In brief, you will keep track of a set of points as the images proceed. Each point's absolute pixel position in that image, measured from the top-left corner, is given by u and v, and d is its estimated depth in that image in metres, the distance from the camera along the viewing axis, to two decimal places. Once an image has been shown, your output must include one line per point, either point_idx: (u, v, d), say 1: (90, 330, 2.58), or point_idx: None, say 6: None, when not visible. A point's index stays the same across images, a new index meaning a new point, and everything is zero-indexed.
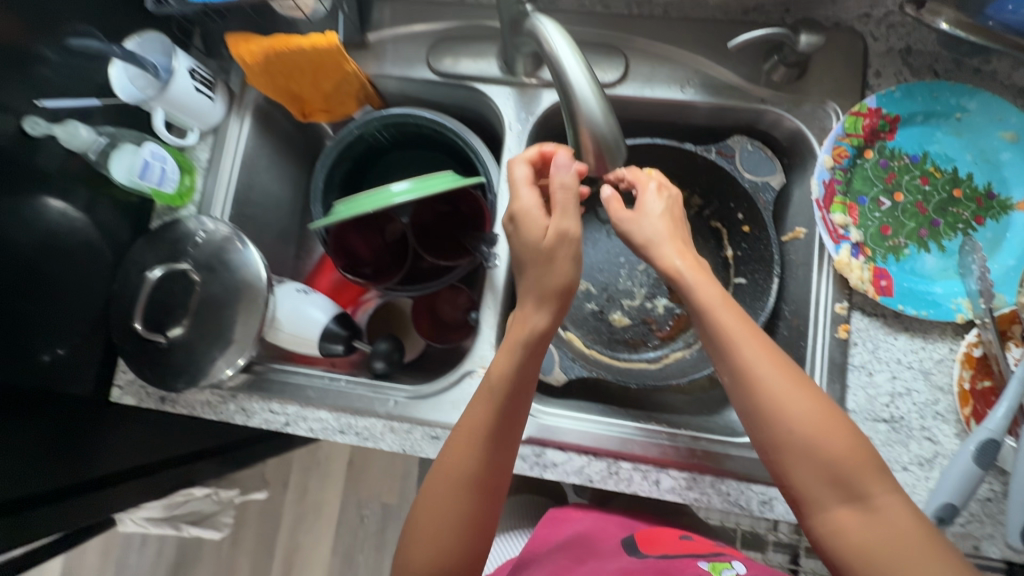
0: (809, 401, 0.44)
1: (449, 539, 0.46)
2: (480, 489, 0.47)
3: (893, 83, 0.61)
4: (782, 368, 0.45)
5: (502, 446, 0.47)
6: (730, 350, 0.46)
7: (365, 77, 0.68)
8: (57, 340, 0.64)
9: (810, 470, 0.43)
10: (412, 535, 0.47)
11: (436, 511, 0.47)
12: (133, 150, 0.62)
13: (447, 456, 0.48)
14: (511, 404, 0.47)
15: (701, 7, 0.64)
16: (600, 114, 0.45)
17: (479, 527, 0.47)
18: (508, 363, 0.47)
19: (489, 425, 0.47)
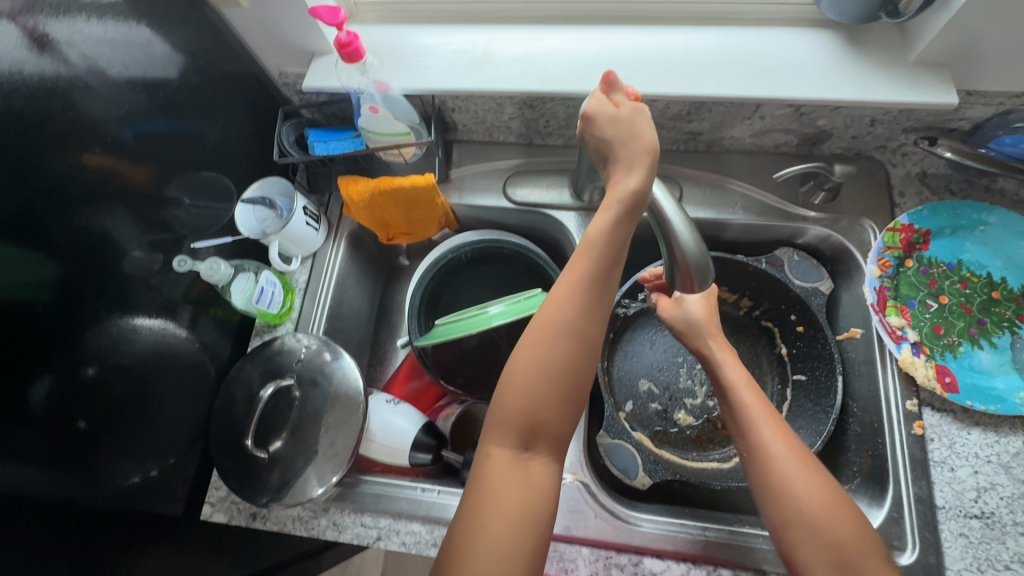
0: (815, 487, 0.46)
1: (538, 396, 0.48)
2: (574, 339, 0.49)
3: (916, 201, 0.70)
4: (794, 450, 0.48)
5: (594, 312, 0.50)
6: (749, 427, 0.50)
7: (448, 206, 0.77)
8: (151, 461, 0.66)
9: (810, 551, 0.44)
10: (508, 382, 0.49)
11: (531, 361, 0.48)
12: (251, 277, 0.69)
13: (544, 308, 0.50)
14: (604, 255, 0.50)
15: (738, 143, 0.75)
16: (693, 243, 0.51)
17: (567, 387, 0.48)
18: (606, 218, 0.50)
19: (584, 281, 0.50)
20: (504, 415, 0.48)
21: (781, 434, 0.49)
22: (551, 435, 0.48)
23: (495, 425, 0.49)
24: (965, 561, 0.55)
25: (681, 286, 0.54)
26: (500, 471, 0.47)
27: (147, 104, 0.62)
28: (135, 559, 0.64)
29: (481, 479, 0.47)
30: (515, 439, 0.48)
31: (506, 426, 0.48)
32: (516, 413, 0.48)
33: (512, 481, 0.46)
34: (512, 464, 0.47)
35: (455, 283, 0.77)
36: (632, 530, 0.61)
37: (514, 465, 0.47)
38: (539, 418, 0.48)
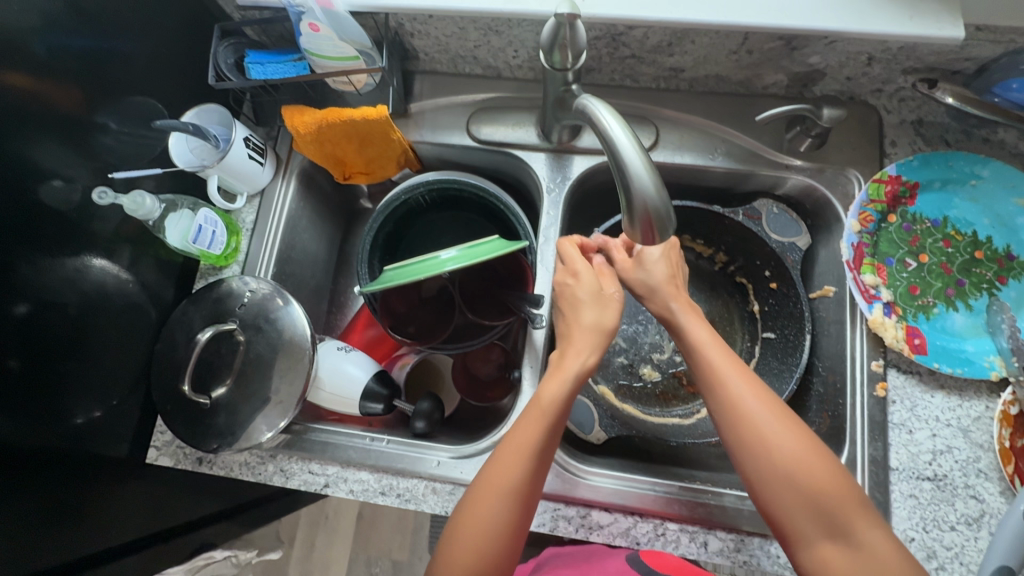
0: (792, 438, 0.45)
1: (492, 535, 0.45)
2: (524, 469, 0.47)
3: (908, 151, 0.65)
4: (771, 406, 0.46)
5: (542, 469, 0.48)
6: (716, 385, 0.48)
7: (406, 143, 0.70)
8: (94, 403, 0.63)
9: (796, 505, 0.43)
10: (449, 549, 0.46)
11: (477, 523, 0.46)
12: (187, 214, 0.64)
13: (492, 469, 0.48)
14: (552, 446, 0.48)
15: (723, 82, 0.68)
16: (652, 186, 0.44)
17: (508, 547, 0.46)
18: (558, 389, 0.50)
19: (535, 461, 0.47)
20: (459, 553, 0.45)
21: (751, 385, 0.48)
22: (496, 569, 0.45)
23: (484, 492, 0.47)
24: (912, 522, 0.55)
25: (642, 241, 0.47)
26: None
27: (55, 9, 0.55)
28: (87, 501, 0.63)
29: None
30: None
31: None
32: (462, 572, 0.45)
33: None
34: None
35: (415, 228, 0.74)
36: (580, 483, 0.60)
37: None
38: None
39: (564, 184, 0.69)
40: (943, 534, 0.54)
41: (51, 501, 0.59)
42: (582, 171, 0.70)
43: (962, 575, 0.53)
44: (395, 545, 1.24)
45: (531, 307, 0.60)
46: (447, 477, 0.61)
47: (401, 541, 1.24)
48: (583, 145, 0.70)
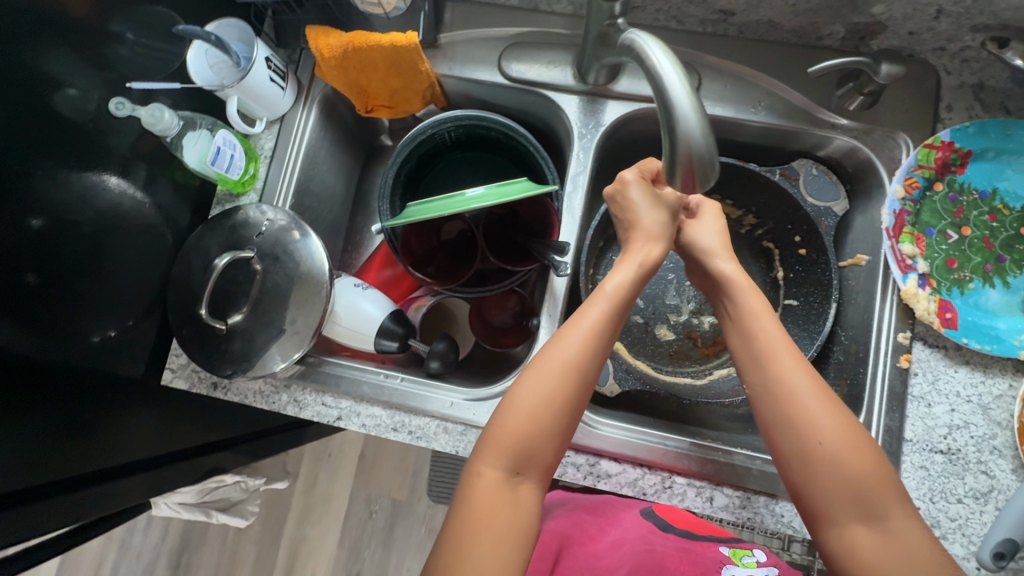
0: (839, 424, 0.45)
1: (535, 424, 0.48)
2: (624, 297, 0.52)
3: (964, 117, 0.61)
4: (815, 381, 0.47)
5: (597, 359, 0.50)
6: (770, 360, 0.49)
7: (434, 76, 0.67)
8: (109, 322, 0.63)
9: (835, 491, 0.44)
10: (503, 417, 0.49)
11: (531, 398, 0.48)
12: (206, 135, 0.62)
13: (549, 347, 0.50)
14: (612, 329, 0.51)
15: (775, 29, 0.64)
16: (699, 131, 0.42)
17: (561, 434, 0.49)
18: (623, 274, 0.53)
19: (597, 338, 0.50)
20: (501, 436, 0.48)
21: (800, 365, 0.48)
22: (537, 460, 0.48)
23: (537, 366, 0.50)
24: (920, 492, 0.55)
25: (679, 189, 0.46)
26: (492, 493, 0.46)
27: None
28: (104, 418, 0.64)
29: (470, 499, 0.46)
30: (508, 460, 0.47)
31: (500, 448, 0.47)
32: (514, 439, 0.47)
33: (502, 504, 0.46)
34: (503, 487, 0.46)
35: (436, 167, 0.72)
36: (592, 432, 0.60)
37: (504, 488, 0.46)
38: (531, 447, 0.48)
39: (596, 131, 0.66)
40: (949, 505, 0.54)
41: (65, 414, 0.59)
42: (616, 118, 0.67)
43: (962, 545, 0.53)
44: (395, 484, 1.28)
45: (556, 255, 0.59)
46: (459, 418, 0.61)
47: (401, 481, 1.28)
48: (620, 89, 0.66)
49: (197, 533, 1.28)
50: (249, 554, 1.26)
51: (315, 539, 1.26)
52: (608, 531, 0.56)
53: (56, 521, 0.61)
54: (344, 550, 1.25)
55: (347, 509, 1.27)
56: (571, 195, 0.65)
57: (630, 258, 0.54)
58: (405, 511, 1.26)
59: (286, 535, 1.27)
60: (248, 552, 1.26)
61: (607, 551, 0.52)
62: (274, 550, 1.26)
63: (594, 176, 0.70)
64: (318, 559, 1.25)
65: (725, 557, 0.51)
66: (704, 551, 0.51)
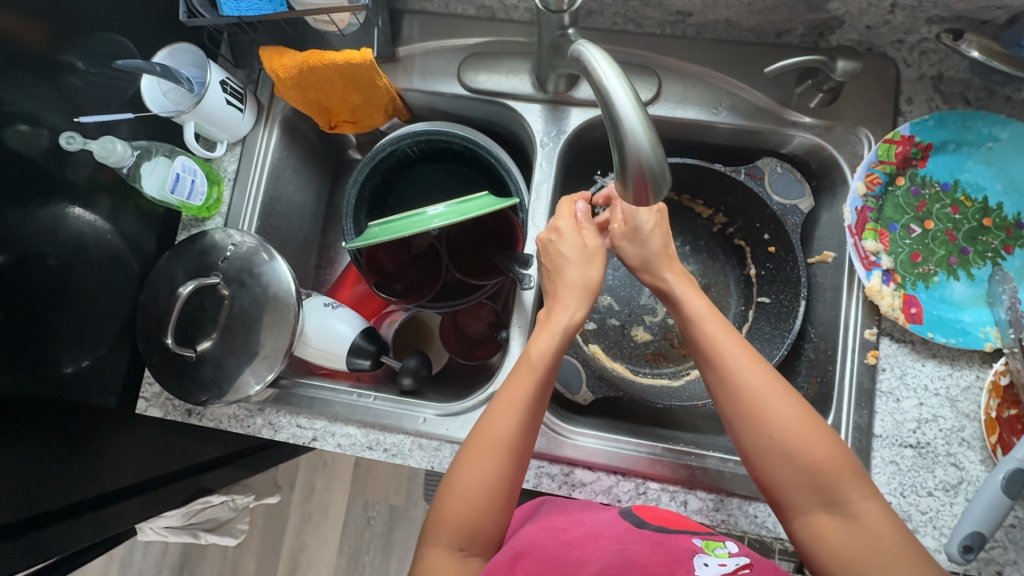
0: (789, 408, 0.45)
1: (476, 507, 0.47)
2: (551, 365, 0.52)
3: (924, 109, 0.61)
4: (768, 377, 0.47)
5: (531, 430, 0.50)
6: (714, 360, 0.49)
7: (394, 91, 0.67)
8: (81, 352, 0.62)
9: (793, 480, 0.44)
10: (446, 499, 0.48)
11: (475, 472, 0.48)
12: (163, 162, 0.62)
13: (484, 425, 0.50)
14: (541, 400, 0.51)
15: (734, 29, 0.64)
16: (646, 142, 0.41)
17: (506, 506, 0.48)
18: (548, 343, 0.52)
19: (527, 413, 0.49)
20: (447, 518, 0.47)
21: (750, 360, 0.48)
22: (484, 534, 0.47)
23: (476, 446, 0.49)
24: (890, 487, 0.55)
25: (633, 202, 0.45)
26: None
27: None
28: (86, 446, 0.63)
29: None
30: (454, 538, 0.47)
31: (448, 529, 0.47)
32: (460, 523, 0.47)
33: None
34: (454, 569, 0.46)
35: (402, 181, 0.71)
36: (565, 441, 0.61)
37: (455, 570, 0.46)
38: (478, 525, 0.47)
39: (559, 139, 0.66)
40: (919, 499, 0.55)
41: (43, 444, 0.59)
42: (579, 125, 0.66)
43: (934, 537, 0.54)
44: (391, 490, 1.28)
45: (520, 268, 0.60)
46: (433, 434, 0.61)
47: (398, 487, 1.28)
48: (580, 96, 0.66)
49: (196, 548, 1.29)
50: (249, 566, 1.27)
51: (315, 548, 1.27)
52: (580, 525, 0.51)
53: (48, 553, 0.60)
54: (344, 558, 1.26)
55: (345, 517, 1.28)
56: (535, 204, 0.65)
57: (554, 307, 0.55)
58: (403, 516, 1.27)
59: (285, 546, 1.27)
60: (248, 564, 1.27)
61: (579, 539, 0.48)
62: (274, 562, 1.27)
63: (560, 183, 0.70)
64: (318, 568, 1.26)
65: (698, 548, 0.46)
66: (677, 542, 0.47)
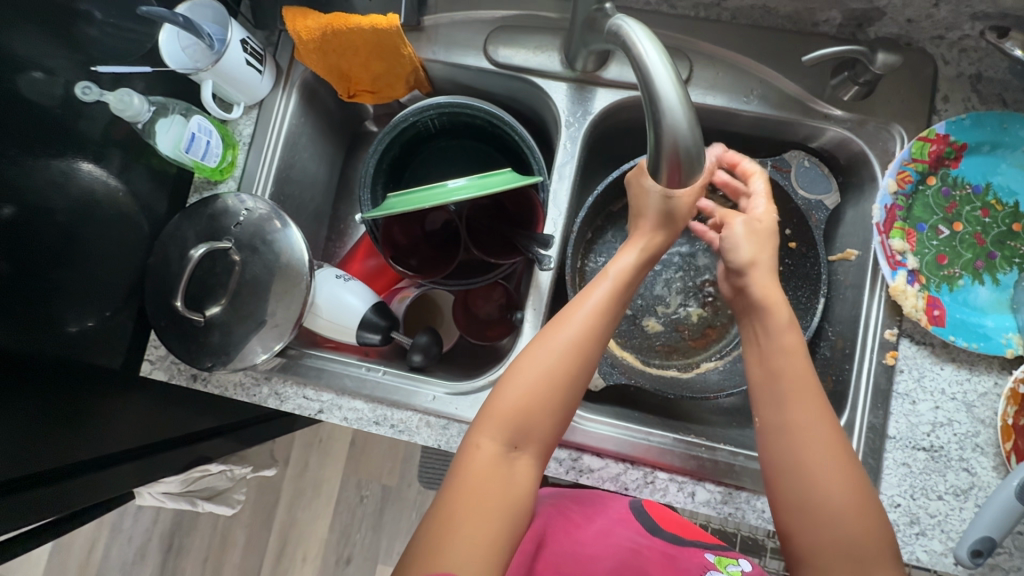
0: (847, 478, 0.44)
1: (533, 404, 0.47)
2: (627, 280, 0.51)
3: (960, 109, 0.60)
4: (834, 439, 0.45)
5: (601, 341, 0.50)
6: (781, 408, 0.46)
7: (418, 61, 0.65)
8: (88, 312, 0.61)
9: (827, 537, 0.43)
10: (505, 387, 0.48)
11: (538, 364, 0.48)
12: (179, 120, 0.60)
13: (556, 323, 0.50)
14: (615, 312, 0.51)
15: (770, 15, 0.62)
16: (684, 122, 0.40)
17: (560, 415, 0.48)
18: (630, 257, 0.52)
19: (602, 318, 0.49)
20: (501, 408, 0.47)
21: (820, 419, 0.46)
22: (536, 435, 0.47)
23: (540, 338, 0.50)
24: (901, 489, 0.55)
25: (665, 184, 0.44)
26: (484, 461, 0.45)
27: None
28: (89, 406, 0.62)
29: (467, 472, 0.45)
30: (505, 430, 0.47)
31: (500, 420, 0.47)
32: (513, 412, 0.47)
33: (496, 477, 0.45)
34: (498, 460, 0.46)
35: (421, 154, 0.70)
36: (574, 427, 0.60)
37: (500, 463, 0.46)
38: (531, 422, 0.47)
39: (584, 119, 0.65)
40: (929, 502, 0.54)
41: (42, 403, 0.58)
42: (606, 106, 0.65)
43: (941, 541, 0.53)
44: (386, 469, 1.28)
45: (540, 249, 0.58)
46: (442, 412, 0.61)
47: (393, 466, 1.28)
48: (609, 76, 0.64)
49: (188, 517, 1.29)
50: (240, 537, 1.27)
51: (307, 523, 1.27)
52: (593, 521, 0.55)
53: (40, 514, 0.58)
54: (336, 534, 1.26)
55: (338, 494, 1.27)
56: (556, 187, 0.63)
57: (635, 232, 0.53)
58: (396, 496, 1.27)
59: (277, 519, 1.27)
60: (239, 535, 1.27)
61: (593, 539, 0.52)
62: (266, 534, 1.27)
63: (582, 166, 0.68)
64: (310, 542, 1.26)
65: (710, 564, 0.49)
66: (688, 557, 0.50)
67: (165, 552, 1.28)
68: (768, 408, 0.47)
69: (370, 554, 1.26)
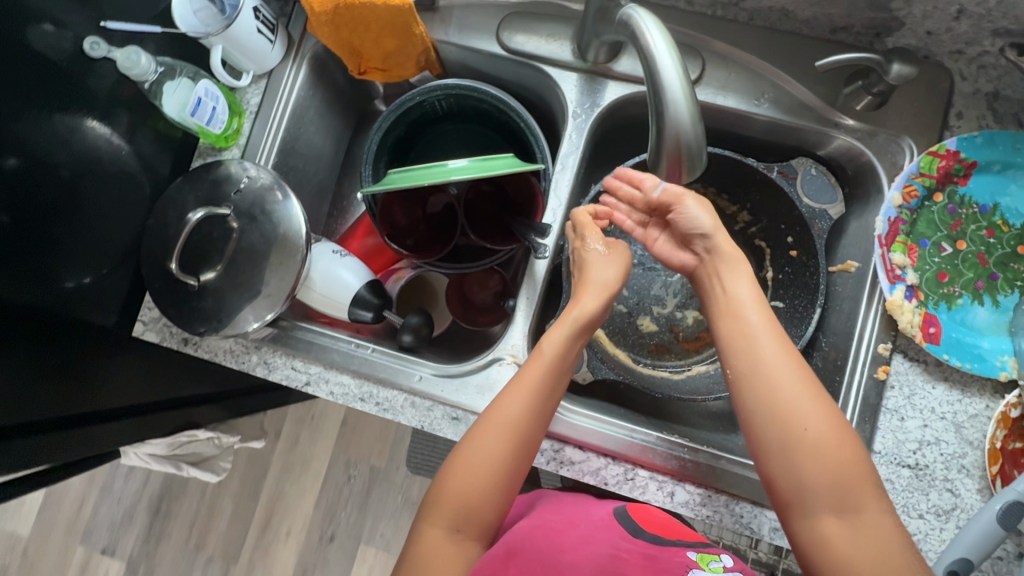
0: (820, 410, 0.45)
1: (476, 490, 0.48)
2: (563, 357, 0.52)
3: (974, 126, 0.59)
4: (803, 374, 0.46)
5: (540, 417, 0.50)
6: (750, 348, 0.48)
7: (430, 41, 0.65)
8: (84, 269, 0.62)
9: (821, 476, 0.43)
10: (449, 475, 0.49)
11: (477, 451, 0.48)
12: (186, 84, 0.60)
13: (495, 406, 0.50)
14: (553, 389, 0.51)
15: (788, 18, 0.61)
16: (687, 117, 0.40)
17: (505, 493, 0.49)
18: (561, 334, 0.52)
19: (539, 398, 0.50)
20: (446, 497, 0.48)
21: (789, 357, 0.47)
22: (481, 519, 0.48)
23: (482, 427, 0.49)
24: None
25: (664, 179, 0.44)
26: (433, 553, 0.47)
27: None
28: (80, 362, 0.62)
29: (416, 561, 0.47)
30: (450, 518, 0.47)
31: (444, 509, 0.48)
32: (459, 498, 0.48)
33: (446, 566, 0.46)
34: (448, 545, 0.47)
35: (426, 136, 0.70)
36: (557, 418, 0.60)
37: (449, 548, 0.47)
38: (474, 507, 0.48)
39: (592, 112, 0.64)
40: (909, 520, 0.54)
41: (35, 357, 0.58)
42: (614, 100, 0.64)
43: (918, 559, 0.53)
44: (375, 451, 1.29)
45: (537, 237, 0.59)
46: (427, 393, 0.61)
47: (382, 449, 1.29)
48: (620, 69, 0.64)
49: (177, 483, 1.30)
50: (226, 507, 1.28)
51: (292, 498, 1.28)
52: (575, 526, 0.49)
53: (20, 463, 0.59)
54: (320, 512, 1.27)
55: (325, 472, 1.28)
56: (558, 177, 0.63)
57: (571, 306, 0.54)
58: (383, 479, 1.27)
59: (263, 492, 1.28)
60: (225, 505, 1.28)
61: (572, 544, 0.46)
62: (251, 506, 1.28)
63: (587, 158, 0.68)
64: (294, 517, 1.27)
65: (691, 562, 0.44)
66: (671, 556, 0.45)
67: (152, 516, 1.30)
68: (734, 362, 0.48)
69: (353, 534, 1.26)
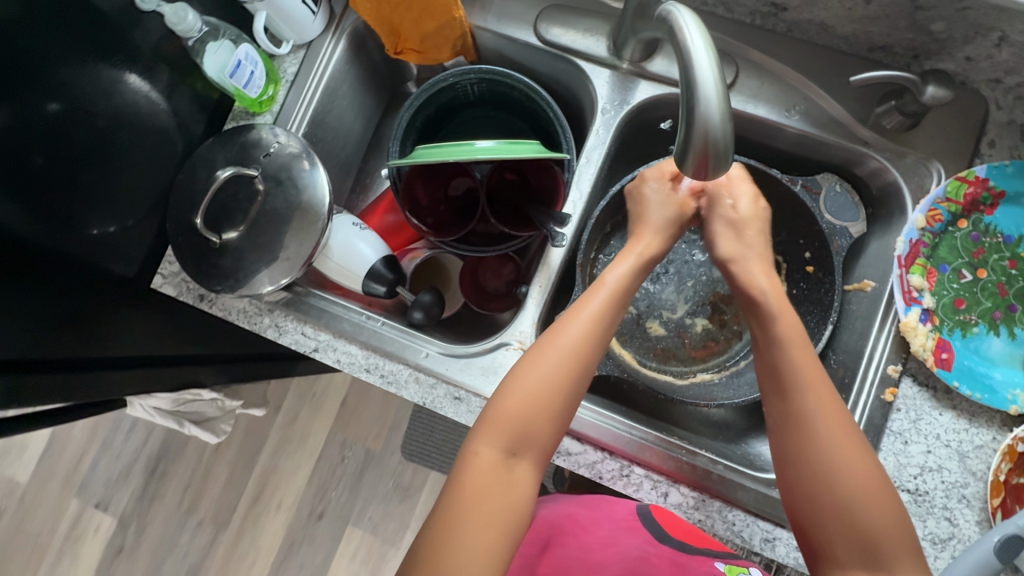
0: (857, 466, 0.44)
1: (531, 414, 0.47)
2: (625, 289, 0.53)
3: (1005, 156, 0.58)
4: (844, 428, 0.45)
5: (599, 343, 0.50)
6: (788, 395, 0.47)
7: (468, 27, 0.66)
8: (111, 217, 0.63)
9: (852, 531, 0.43)
10: (503, 395, 0.48)
11: (537, 372, 0.48)
12: (228, 46, 0.61)
13: (554, 327, 0.50)
14: (614, 316, 0.52)
15: (826, 33, 0.61)
16: (718, 113, 0.40)
17: (559, 422, 0.48)
18: (624, 267, 0.54)
19: (599, 325, 0.50)
20: (501, 414, 0.47)
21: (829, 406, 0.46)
22: (537, 440, 0.47)
23: (539, 349, 0.49)
24: None
25: (689, 177, 0.44)
26: (485, 469, 0.45)
27: None
28: (98, 309, 0.63)
29: (465, 479, 0.45)
30: (504, 437, 0.46)
31: (499, 425, 0.47)
32: (514, 417, 0.47)
33: (495, 487, 0.45)
34: (501, 467, 0.46)
35: (455, 120, 0.71)
36: None
37: (501, 469, 0.46)
38: (530, 429, 0.47)
39: (621, 109, 0.65)
40: None
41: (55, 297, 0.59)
42: (645, 99, 0.65)
43: None
44: (372, 434, 1.29)
45: (555, 226, 0.60)
46: (432, 370, 0.61)
47: (379, 432, 1.29)
48: (653, 70, 0.64)
49: (175, 445, 1.32)
50: (221, 474, 1.30)
51: (286, 471, 1.29)
52: (600, 526, 0.52)
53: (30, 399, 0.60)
54: (312, 488, 1.28)
55: (321, 449, 1.29)
56: (581, 170, 0.63)
57: (628, 250, 0.55)
58: (377, 462, 1.27)
59: (258, 463, 1.29)
60: (220, 472, 1.30)
61: (597, 545, 0.50)
62: (245, 475, 1.29)
63: (612, 155, 0.68)
64: (286, 490, 1.28)
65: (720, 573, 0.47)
66: (697, 566, 0.48)
67: (148, 476, 1.32)
68: (766, 347, 0.50)
69: (343, 513, 1.27)
